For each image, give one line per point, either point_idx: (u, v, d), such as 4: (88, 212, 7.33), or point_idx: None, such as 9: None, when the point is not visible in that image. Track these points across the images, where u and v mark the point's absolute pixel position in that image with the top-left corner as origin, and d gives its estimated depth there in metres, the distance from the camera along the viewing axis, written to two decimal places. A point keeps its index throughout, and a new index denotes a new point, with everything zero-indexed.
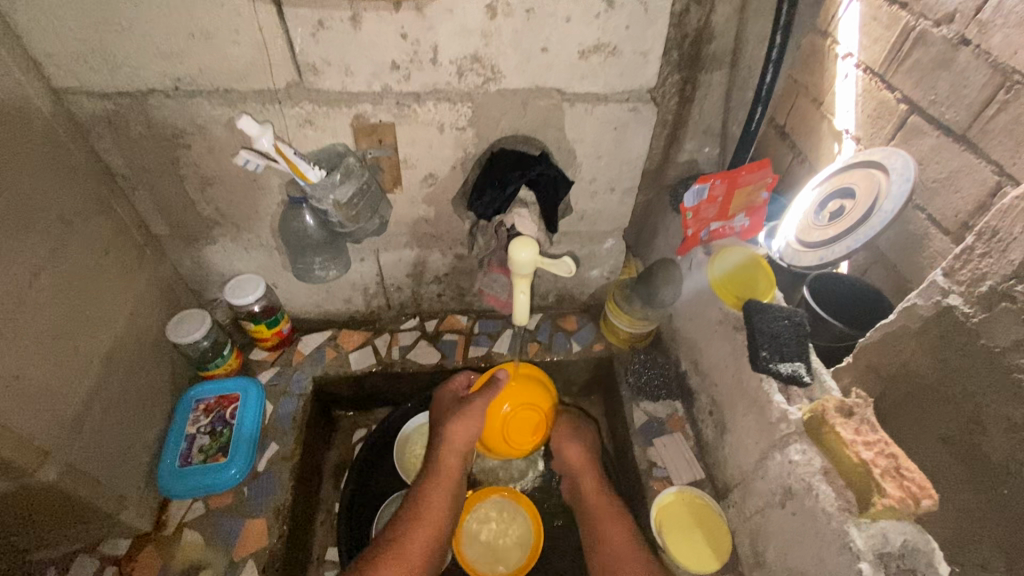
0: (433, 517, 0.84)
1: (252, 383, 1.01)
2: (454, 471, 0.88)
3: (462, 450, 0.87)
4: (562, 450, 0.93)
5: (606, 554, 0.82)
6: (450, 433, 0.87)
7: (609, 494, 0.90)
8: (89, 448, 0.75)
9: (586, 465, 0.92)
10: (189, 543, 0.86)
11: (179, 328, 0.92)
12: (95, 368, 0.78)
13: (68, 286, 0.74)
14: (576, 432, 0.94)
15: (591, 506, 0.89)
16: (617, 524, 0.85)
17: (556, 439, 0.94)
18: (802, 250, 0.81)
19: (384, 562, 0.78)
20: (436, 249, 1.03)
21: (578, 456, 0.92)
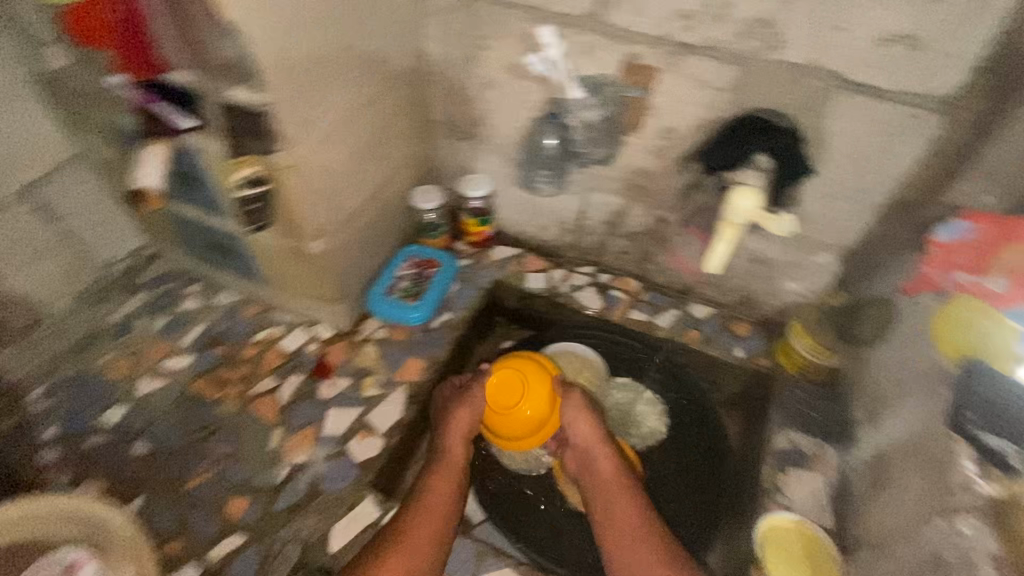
0: (439, 506, 0.82)
1: (452, 261, 1.19)
2: (460, 461, 0.89)
3: (466, 435, 0.91)
4: (571, 428, 0.90)
5: (620, 531, 0.79)
6: (455, 420, 0.91)
7: (621, 468, 0.87)
8: (340, 244, 0.99)
9: (596, 441, 0.89)
10: (367, 353, 1.08)
11: (422, 196, 1.14)
12: (365, 192, 1.01)
13: (375, 126, 0.97)
14: (581, 407, 0.91)
15: (602, 485, 0.85)
16: (626, 501, 0.82)
17: (562, 419, 0.91)
18: None
19: (399, 549, 0.76)
20: (642, 205, 1.06)
21: (585, 433, 0.89)
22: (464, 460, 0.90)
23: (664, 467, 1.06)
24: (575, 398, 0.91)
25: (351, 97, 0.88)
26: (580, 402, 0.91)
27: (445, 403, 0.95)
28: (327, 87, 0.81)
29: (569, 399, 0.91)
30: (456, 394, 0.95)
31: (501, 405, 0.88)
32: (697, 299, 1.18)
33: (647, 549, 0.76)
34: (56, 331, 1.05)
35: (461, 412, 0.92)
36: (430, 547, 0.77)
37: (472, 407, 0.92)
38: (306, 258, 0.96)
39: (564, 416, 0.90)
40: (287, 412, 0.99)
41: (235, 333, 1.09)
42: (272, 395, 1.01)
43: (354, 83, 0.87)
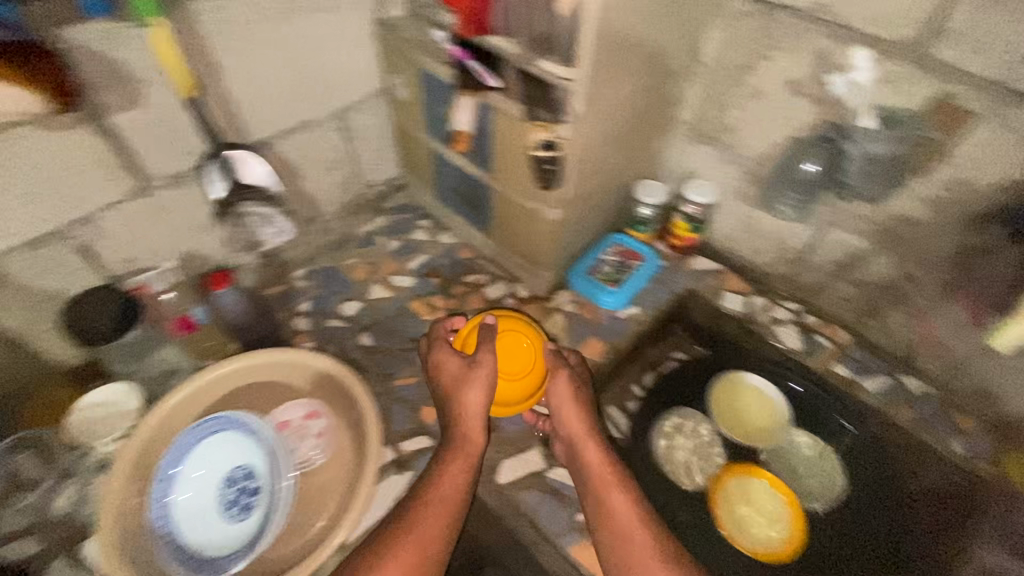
0: (447, 495, 0.79)
1: (654, 260, 1.20)
2: (474, 447, 0.84)
3: (480, 418, 0.85)
4: (566, 417, 0.89)
5: (619, 532, 0.77)
6: (464, 399, 0.86)
7: (613, 457, 0.85)
8: (572, 219, 1.05)
9: (589, 432, 0.86)
10: (555, 321, 1.15)
11: (646, 190, 1.16)
12: (607, 177, 1.06)
13: (637, 118, 1.01)
14: (572, 393, 0.90)
15: (596, 475, 0.82)
16: (619, 492, 0.80)
17: (561, 409, 0.89)
18: None
19: (408, 541, 0.73)
20: (890, 255, 0.99)
21: (580, 424, 0.87)
22: (477, 444, 0.84)
23: (834, 542, 0.95)
24: (566, 384, 0.91)
25: (633, 86, 0.92)
26: (574, 392, 0.90)
27: (455, 376, 0.88)
28: (623, 76, 0.87)
29: (560, 386, 0.90)
30: (455, 365, 0.89)
31: (505, 371, 0.97)
32: (914, 372, 1.08)
33: (645, 547, 0.75)
34: (322, 228, 1.27)
35: (472, 389, 0.86)
36: (437, 537, 0.75)
37: (480, 384, 0.86)
38: (538, 223, 1.02)
39: (558, 404, 0.89)
40: None
41: (452, 270, 1.25)
42: None
43: (640, 75, 0.92)
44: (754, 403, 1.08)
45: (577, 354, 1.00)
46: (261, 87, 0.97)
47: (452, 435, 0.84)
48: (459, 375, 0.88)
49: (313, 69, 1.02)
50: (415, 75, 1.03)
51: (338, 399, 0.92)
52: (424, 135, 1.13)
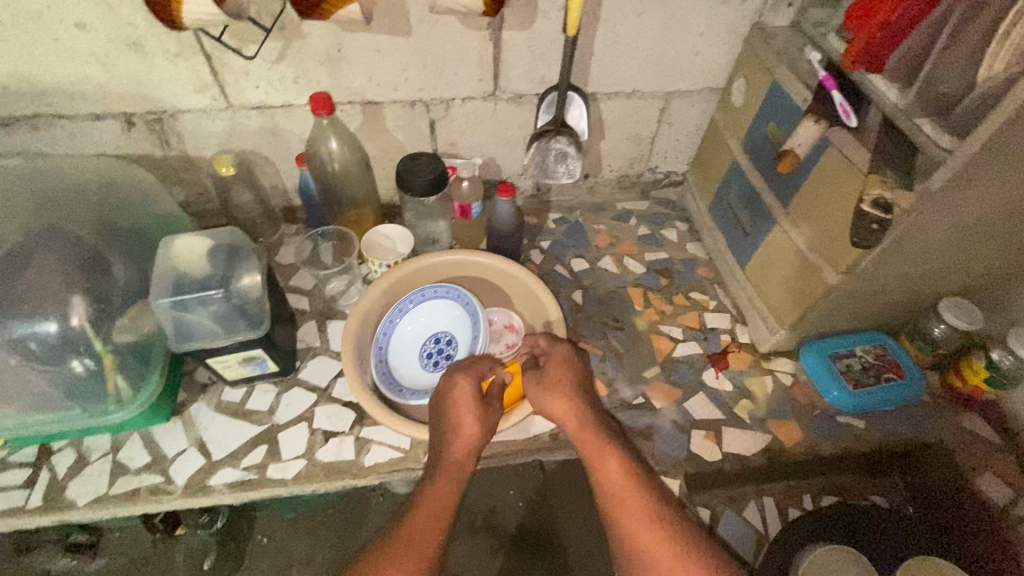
0: (436, 506, 0.78)
1: (915, 387, 1.01)
2: (463, 466, 0.82)
3: (473, 446, 0.83)
4: (544, 401, 0.89)
5: (630, 517, 0.77)
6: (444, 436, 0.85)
7: (596, 426, 0.87)
8: (850, 299, 0.94)
9: (567, 413, 0.87)
10: (763, 383, 1.06)
11: (957, 308, 0.96)
12: (919, 275, 0.91)
13: (1001, 231, 0.83)
14: (545, 384, 0.90)
15: (585, 445, 0.85)
16: (612, 460, 0.83)
17: (536, 396, 0.89)
18: None
19: (401, 553, 0.72)
20: None
21: (558, 405, 0.88)
22: (467, 465, 0.83)
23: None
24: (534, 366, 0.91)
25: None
26: (544, 378, 0.90)
27: (466, 406, 0.85)
28: (1023, 181, 0.73)
29: (529, 380, 0.91)
30: (471, 395, 0.85)
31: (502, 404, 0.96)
32: None
33: (642, 517, 0.76)
34: (590, 187, 1.36)
35: (461, 419, 0.84)
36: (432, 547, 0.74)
37: (489, 417, 0.86)
38: (808, 283, 0.93)
39: (536, 393, 0.89)
40: (671, 363, 1.08)
41: (682, 279, 1.22)
42: (672, 342, 1.11)
43: None
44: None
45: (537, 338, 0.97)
46: (620, 48, 1.06)
47: (435, 458, 0.83)
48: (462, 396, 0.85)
49: (670, 49, 1.07)
50: (763, 84, 1.00)
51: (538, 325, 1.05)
52: (734, 144, 1.10)
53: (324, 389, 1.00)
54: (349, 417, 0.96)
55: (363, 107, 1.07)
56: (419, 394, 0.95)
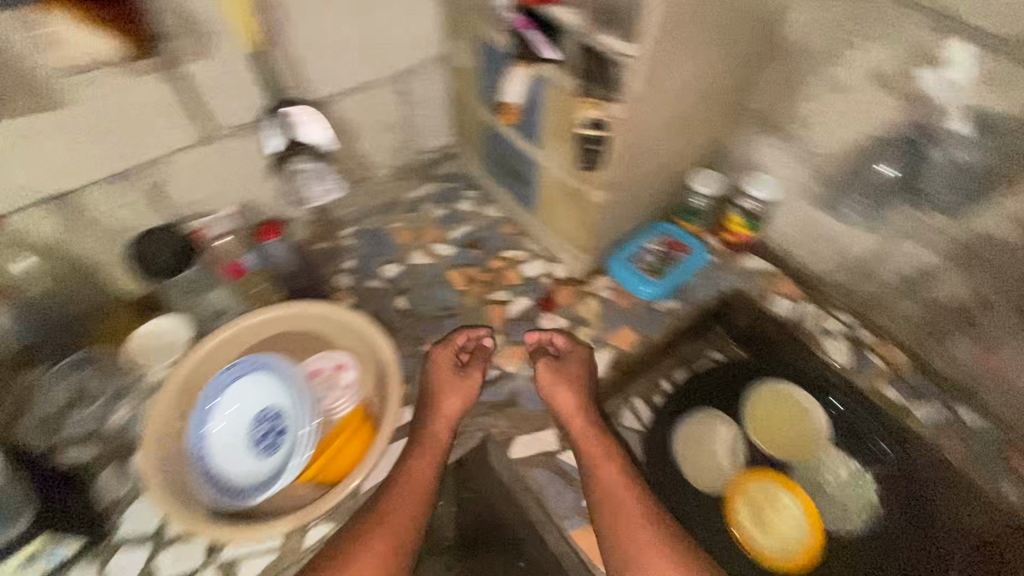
0: (417, 482, 0.84)
1: (699, 255, 1.17)
2: (441, 440, 0.89)
3: (451, 423, 0.90)
4: (555, 396, 0.94)
5: (625, 518, 0.81)
6: (424, 424, 0.90)
7: (599, 432, 0.90)
8: (618, 203, 1.02)
9: (574, 411, 0.92)
10: (591, 307, 1.13)
11: (699, 176, 1.12)
12: (660, 162, 1.01)
13: (701, 103, 0.95)
14: (559, 373, 0.96)
15: (590, 442, 0.89)
16: (611, 465, 0.86)
17: (550, 388, 0.95)
18: None
19: (378, 530, 0.79)
20: (966, 276, 0.90)
21: (569, 400, 0.93)
22: (444, 440, 0.89)
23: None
24: (548, 362, 0.97)
25: (701, 63, 0.86)
26: (561, 370, 0.96)
27: (449, 377, 0.95)
28: (690, 58, 0.83)
29: (543, 370, 0.96)
30: (462, 381, 0.95)
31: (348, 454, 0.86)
32: (974, 405, 1.00)
33: (638, 520, 0.80)
34: (372, 188, 1.30)
35: (449, 394, 0.93)
36: (409, 531, 0.80)
37: (469, 386, 0.94)
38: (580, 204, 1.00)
39: (550, 382, 0.95)
40: (510, 325, 1.11)
41: (491, 243, 1.24)
42: (504, 306, 1.14)
43: (706, 59, 0.86)
44: (796, 420, 1.02)
45: (555, 336, 1.01)
46: (325, 49, 1.00)
47: (420, 432, 0.89)
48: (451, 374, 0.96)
49: (377, 30, 1.04)
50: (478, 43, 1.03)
51: (364, 346, 0.97)
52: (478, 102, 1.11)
53: (157, 533, 0.85)
54: (198, 548, 0.83)
55: (54, 204, 0.88)
56: (263, 485, 0.85)
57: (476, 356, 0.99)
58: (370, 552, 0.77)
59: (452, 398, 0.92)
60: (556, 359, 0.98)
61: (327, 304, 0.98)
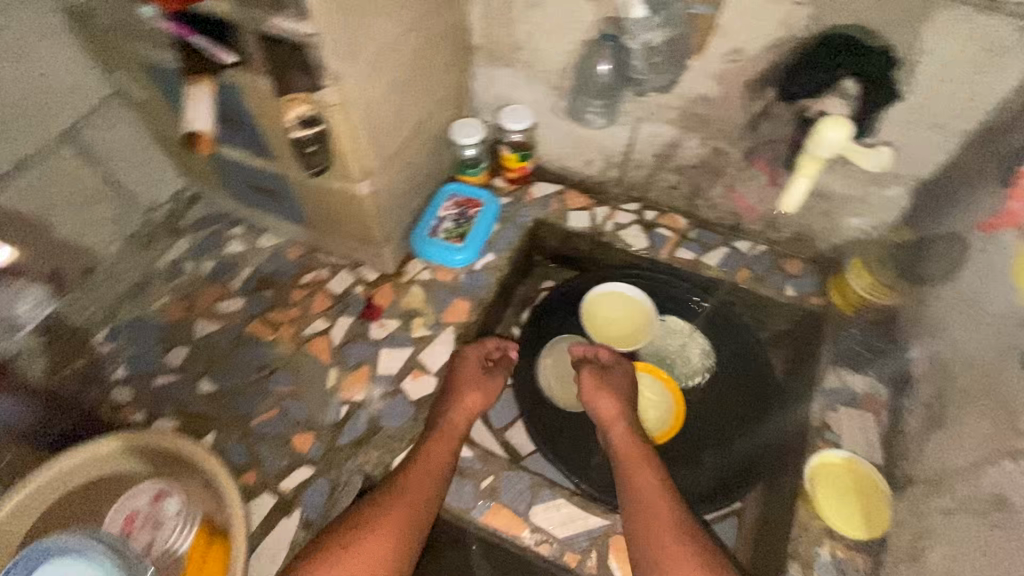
0: (435, 465, 0.83)
1: (494, 202, 1.16)
2: (458, 430, 0.89)
3: (470, 416, 0.91)
4: (596, 399, 0.93)
5: (657, 521, 0.75)
6: (449, 415, 0.90)
7: (640, 441, 0.88)
8: (386, 185, 0.96)
9: (614, 418, 0.90)
10: (414, 295, 1.08)
11: (462, 129, 1.09)
12: (408, 128, 0.96)
13: (420, 56, 0.91)
14: (602, 382, 0.94)
15: (627, 449, 0.86)
16: (647, 471, 0.82)
17: (589, 390, 0.94)
18: None
19: (397, 504, 0.77)
20: (698, 136, 1.01)
21: (608, 403, 0.92)
22: (462, 430, 0.89)
23: (715, 427, 1.05)
24: (593, 369, 0.96)
25: (399, 18, 0.80)
26: (603, 377, 0.95)
27: (474, 372, 0.95)
28: (382, 16, 0.76)
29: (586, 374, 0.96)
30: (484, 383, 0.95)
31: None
32: (747, 236, 1.15)
33: (669, 525, 0.74)
34: (114, 273, 1.08)
35: (468, 392, 0.93)
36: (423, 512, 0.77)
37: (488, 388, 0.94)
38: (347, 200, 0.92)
39: (591, 386, 0.94)
40: (340, 351, 1.02)
41: (285, 275, 1.11)
42: (326, 335, 1.04)
43: (401, 10, 0.81)
44: (628, 309, 1.13)
45: (602, 350, 1.01)
46: None
47: (440, 419, 0.89)
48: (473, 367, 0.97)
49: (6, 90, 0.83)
50: (148, 68, 0.86)
51: (164, 459, 0.82)
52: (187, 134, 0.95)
53: None
54: None
55: None
56: None
57: (499, 363, 1.00)
58: (381, 529, 0.74)
59: (473, 394, 0.92)
60: (601, 369, 0.97)
61: (87, 448, 0.80)
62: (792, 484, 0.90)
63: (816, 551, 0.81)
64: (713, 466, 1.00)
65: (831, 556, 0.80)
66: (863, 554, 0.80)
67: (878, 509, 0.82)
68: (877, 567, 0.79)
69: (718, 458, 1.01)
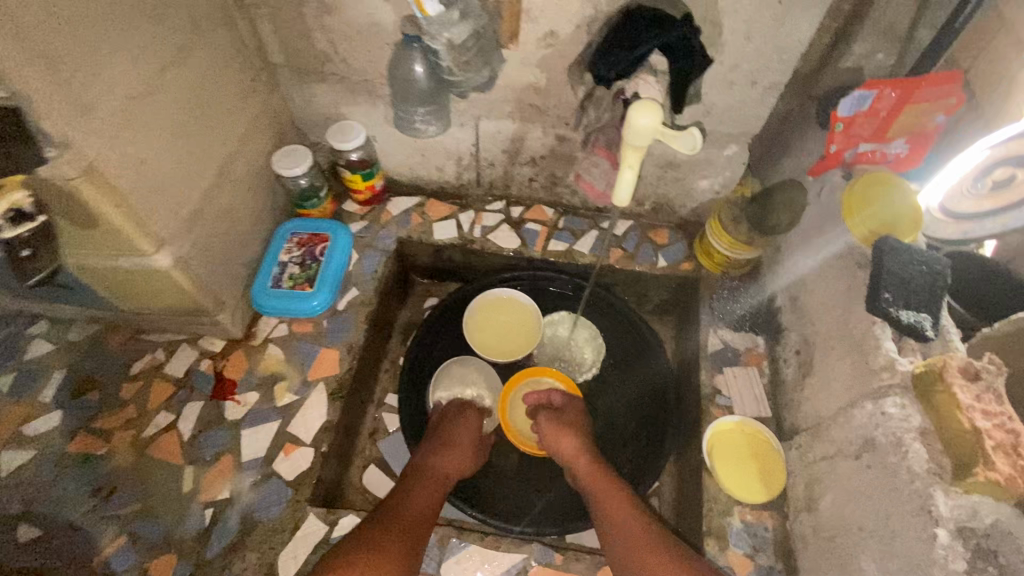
0: (426, 507, 0.77)
1: (343, 231, 1.04)
2: (444, 481, 0.83)
3: (460, 466, 0.87)
4: (557, 439, 0.87)
5: (635, 549, 0.70)
6: (438, 461, 0.85)
7: (605, 471, 0.82)
8: (197, 247, 0.81)
9: (576, 453, 0.85)
10: (272, 356, 0.95)
11: (283, 160, 0.95)
12: (209, 175, 0.81)
13: (197, 89, 0.76)
14: (559, 422, 0.89)
15: (595, 483, 0.81)
16: (621, 499, 0.77)
17: (549, 433, 0.88)
18: (944, 219, 0.74)
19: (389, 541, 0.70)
20: (539, 125, 0.96)
21: (571, 443, 0.86)
22: (449, 477, 0.84)
23: (619, 414, 1.03)
24: (547, 414, 0.91)
25: (147, 52, 0.66)
26: (560, 417, 0.90)
27: (465, 424, 0.91)
28: (117, 53, 0.62)
29: (544, 417, 0.90)
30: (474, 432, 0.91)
31: None
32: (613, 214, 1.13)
33: (649, 550, 0.69)
34: None
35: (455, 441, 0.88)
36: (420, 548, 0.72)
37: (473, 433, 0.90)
38: (147, 278, 0.77)
39: (550, 429, 0.88)
40: (192, 445, 0.87)
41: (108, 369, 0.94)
42: (172, 429, 0.89)
43: (148, 42, 0.66)
44: (511, 313, 1.06)
45: (552, 392, 0.95)
46: None
47: (425, 464, 0.84)
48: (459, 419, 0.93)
49: None
50: None
51: None
52: None
53: None
54: None
55: None
56: None
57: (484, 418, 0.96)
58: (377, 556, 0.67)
59: (463, 438, 0.89)
60: (556, 411, 0.92)
61: None
62: (696, 458, 0.90)
63: (727, 522, 0.81)
64: (625, 455, 0.99)
65: (741, 522, 0.81)
66: (770, 512, 0.81)
67: (770, 460, 0.84)
68: (784, 520, 0.81)
69: (628, 445, 1.00)
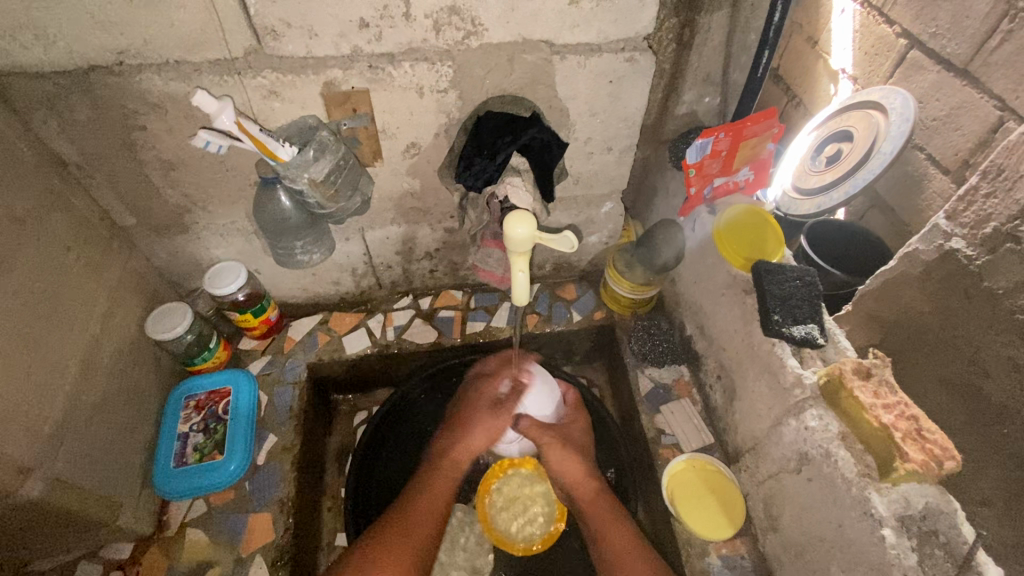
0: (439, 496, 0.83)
1: (245, 375, 0.96)
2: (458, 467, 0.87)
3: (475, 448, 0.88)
4: (557, 463, 0.87)
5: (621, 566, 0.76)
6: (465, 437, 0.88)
7: (603, 495, 0.85)
8: (72, 460, 0.71)
9: (577, 480, 0.86)
10: (193, 542, 0.84)
11: (159, 323, 0.86)
12: (70, 374, 0.72)
13: (32, 290, 0.68)
14: (563, 447, 0.88)
15: (593, 509, 0.83)
16: (618, 524, 0.81)
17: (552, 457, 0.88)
18: (799, 199, 0.79)
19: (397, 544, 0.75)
20: (425, 223, 0.96)
21: (570, 468, 0.86)
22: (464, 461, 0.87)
23: None
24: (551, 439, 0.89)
25: None
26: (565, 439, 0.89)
27: (489, 406, 0.90)
28: None
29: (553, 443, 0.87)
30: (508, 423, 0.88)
31: None
32: None
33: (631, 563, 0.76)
34: None
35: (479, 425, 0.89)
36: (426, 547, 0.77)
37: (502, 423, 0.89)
38: (17, 519, 0.65)
39: (553, 455, 0.87)
40: None
41: None
42: None
43: None
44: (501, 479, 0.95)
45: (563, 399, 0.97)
46: None
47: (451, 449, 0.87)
48: (488, 400, 0.92)
49: None
50: None
51: None
52: None
53: None
54: None
55: None
56: None
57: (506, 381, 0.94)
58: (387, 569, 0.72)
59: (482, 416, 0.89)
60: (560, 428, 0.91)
61: None
62: (661, 504, 0.91)
63: (707, 562, 0.82)
64: None
65: (720, 559, 0.82)
66: (740, 539, 0.84)
67: (728, 490, 0.86)
68: (755, 543, 0.83)
69: None
